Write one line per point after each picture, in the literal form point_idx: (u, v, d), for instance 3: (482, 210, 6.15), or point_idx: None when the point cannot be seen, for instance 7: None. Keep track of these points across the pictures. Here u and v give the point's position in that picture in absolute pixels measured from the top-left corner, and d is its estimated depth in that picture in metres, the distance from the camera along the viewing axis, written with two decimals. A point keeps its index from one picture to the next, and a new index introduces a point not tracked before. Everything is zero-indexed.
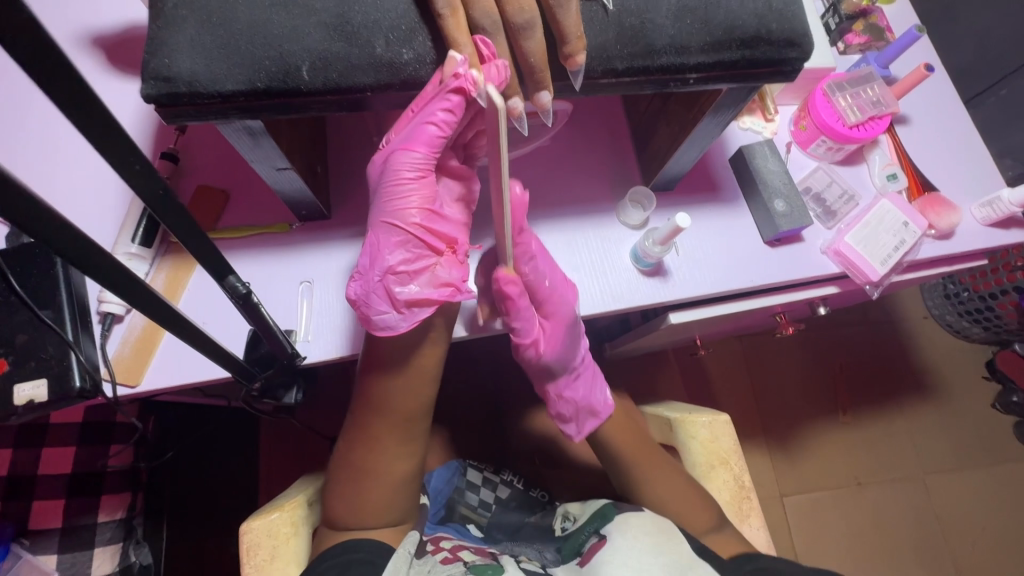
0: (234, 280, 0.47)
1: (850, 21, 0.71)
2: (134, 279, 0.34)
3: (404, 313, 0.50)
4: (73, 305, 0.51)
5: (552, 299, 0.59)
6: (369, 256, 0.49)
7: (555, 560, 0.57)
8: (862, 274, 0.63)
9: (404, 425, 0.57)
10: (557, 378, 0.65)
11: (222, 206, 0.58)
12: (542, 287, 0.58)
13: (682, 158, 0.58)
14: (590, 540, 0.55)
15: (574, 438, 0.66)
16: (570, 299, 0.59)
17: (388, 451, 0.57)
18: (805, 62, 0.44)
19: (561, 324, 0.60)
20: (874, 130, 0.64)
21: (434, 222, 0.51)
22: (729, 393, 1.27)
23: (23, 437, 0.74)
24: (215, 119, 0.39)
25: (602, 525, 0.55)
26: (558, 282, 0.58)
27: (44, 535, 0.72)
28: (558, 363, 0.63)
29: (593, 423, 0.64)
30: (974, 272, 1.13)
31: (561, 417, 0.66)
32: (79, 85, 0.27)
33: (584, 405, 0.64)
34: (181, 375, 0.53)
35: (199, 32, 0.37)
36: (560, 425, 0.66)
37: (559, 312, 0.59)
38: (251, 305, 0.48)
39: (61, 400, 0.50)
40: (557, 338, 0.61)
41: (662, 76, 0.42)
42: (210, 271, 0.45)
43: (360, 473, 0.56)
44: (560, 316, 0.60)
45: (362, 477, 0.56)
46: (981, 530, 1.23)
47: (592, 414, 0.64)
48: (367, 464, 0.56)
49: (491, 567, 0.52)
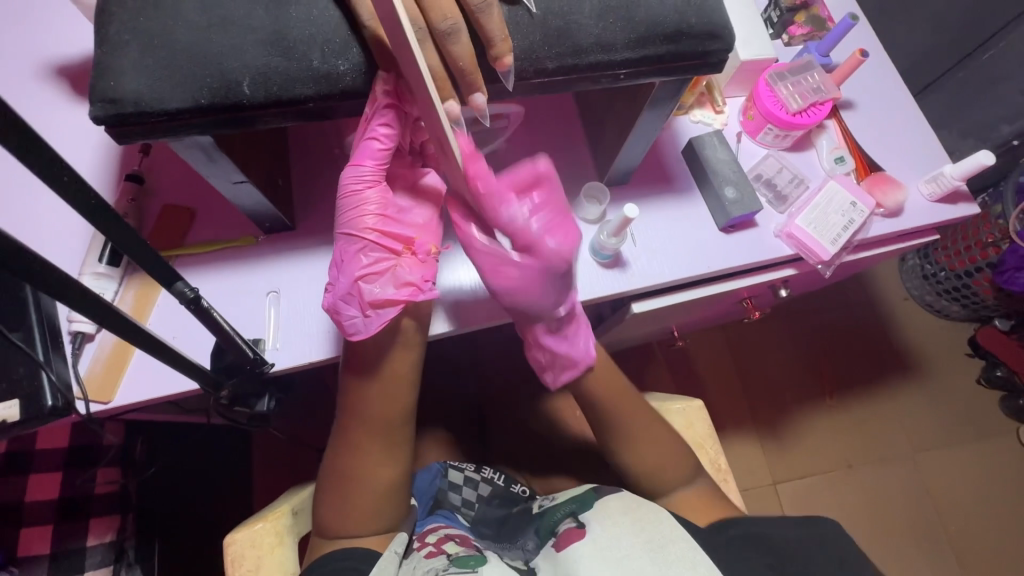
0: (181, 286, 0.47)
1: (790, 13, 0.74)
2: (105, 307, 0.37)
3: (369, 314, 0.52)
4: (43, 326, 0.53)
5: (542, 241, 0.53)
6: (337, 269, 0.53)
7: (535, 547, 0.60)
8: (814, 255, 0.66)
9: (378, 427, 0.59)
10: (539, 325, 0.59)
11: (188, 224, 0.60)
12: (526, 230, 0.52)
13: (631, 152, 0.60)
14: (567, 521, 0.58)
15: (550, 387, 0.63)
16: (565, 244, 0.53)
17: (367, 457, 0.59)
18: (728, 54, 0.46)
19: (559, 206, 0.55)
20: (816, 115, 0.67)
21: (388, 226, 0.53)
22: (711, 382, 1.29)
23: (8, 466, 0.76)
24: (165, 135, 0.41)
25: (581, 509, 0.58)
26: (547, 225, 0.53)
27: (34, 562, 0.74)
28: (539, 312, 0.57)
29: (570, 373, 0.61)
30: (950, 251, 1.17)
31: (539, 366, 0.63)
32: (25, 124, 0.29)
33: (563, 358, 0.61)
34: (152, 390, 0.54)
35: (143, 55, 0.39)
36: (537, 373, 0.63)
37: (548, 241, 0.53)
38: (201, 309, 0.48)
39: (33, 420, 0.51)
40: (536, 283, 0.54)
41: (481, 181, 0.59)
42: (157, 279, 0.45)
43: (345, 479, 0.59)
44: (553, 265, 0.53)
45: (348, 482, 0.59)
46: (973, 504, 1.25)
47: (570, 364, 0.61)
48: (350, 470, 0.59)
49: (473, 557, 0.56)
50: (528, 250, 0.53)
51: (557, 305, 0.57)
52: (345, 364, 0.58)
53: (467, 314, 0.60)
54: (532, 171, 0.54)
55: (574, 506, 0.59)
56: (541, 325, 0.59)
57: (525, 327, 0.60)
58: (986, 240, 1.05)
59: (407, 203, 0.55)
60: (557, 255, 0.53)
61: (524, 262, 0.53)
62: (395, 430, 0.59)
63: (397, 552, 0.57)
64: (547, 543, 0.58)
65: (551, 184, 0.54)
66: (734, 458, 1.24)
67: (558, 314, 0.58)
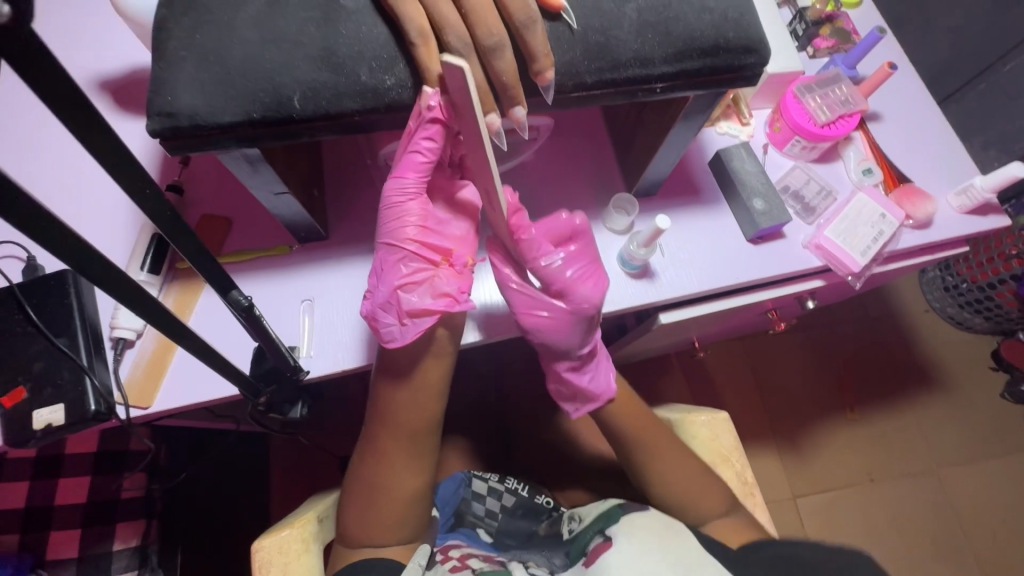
0: (236, 294, 0.49)
1: (816, 26, 0.75)
2: (164, 314, 0.39)
3: (407, 324, 0.53)
4: (86, 332, 0.54)
5: (574, 288, 0.57)
6: (376, 277, 0.54)
7: (563, 564, 0.59)
8: (843, 266, 0.65)
9: (408, 436, 0.59)
10: (561, 362, 0.62)
11: (225, 234, 0.61)
12: (561, 276, 0.56)
13: (660, 163, 0.60)
14: (595, 538, 0.57)
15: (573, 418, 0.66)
16: (595, 292, 0.56)
17: (397, 467, 0.60)
18: (764, 67, 0.47)
19: (592, 257, 0.58)
20: (845, 127, 0.67)
21: (428, 237, 0.54)
22: (730, 393, 1.28)
23: (39, 469, 0.78)
24: (216, 147, 0.42)
25: (608, 525, 0.58)
26: (581, 272, 0.57)
27: (62, 565, 0.75)
28: (566, 351, 0.61)
29: (592, 407, 0.64)
30: (972, 263, 1.16)
31: (563, 397, 0.66)
32: (96, 139, 0.30)
33: (584, 393, 0.64)
34: (190, 396, 0.55)
35: (198, 71, 0.40)
36: (559, 403, 0.66)
37: (580, 291, 0.56)
38: (254, 318, 0.50)
39: (76, 424, 0.52)
40: (565, 326, 0.58)
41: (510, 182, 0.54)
42: (214, 286, 0.48)
43: (374, 487, 0.59)
44: (580, 308, 0.57)
45: (375, 490, 0.59)
46: (1000, 523, 1.22)
47: (592, 399, 0.64)
48: (378, 479, 0.59)
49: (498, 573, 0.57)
50: (562, 295, 0.57)
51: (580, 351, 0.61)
52: (377, 372, 0.58)
53: (497, 324, 0.61)
54: (569, 225, 0.58)
55: (600, 522, 0.59)
56: (563, 362, 0.62)
57: (550, 363, 0.63)
58: (1009, 252, 1.04)
59: (447, 216, 0.56)
60: (588, 303, 0.56)
61: (557, 307, 0.57)
62: (423, 438, 0.60)
63: (420, 564, 0.57)
64: (577, 563, 0.57)
65: (581, 242, 0.58)
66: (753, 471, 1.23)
67: (581, 352, 0.61)
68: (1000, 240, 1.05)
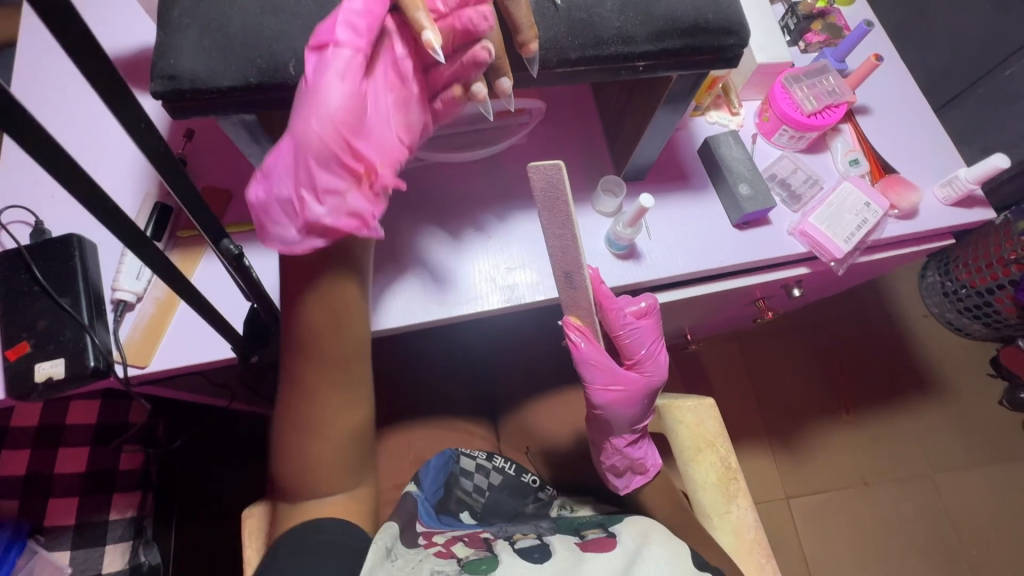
0: (226, 244, 0.49)
1: (807, 21, 0.76)
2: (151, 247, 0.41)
3: (300, 231, 0.44)
4: (88, 293, 0.56)
5: (645, 364, 0.65)
6: (277, 162, 0.44)
7: (550, 527, 0.63)
8: (827, 252, 0.66)
9: (348, 365, 0.52)
10: (618, 437, 0.65)
11: (225, 205, 0.63)
12: (638, 352, 0.65)
13: (648, 146, 0.62)
14: (597, 531, 0.60)
15: (620, 492, 0.67)
16: (660, 366, 0.65)
17: (333, 403, 0.51)
18: (743, 48, 0.49)
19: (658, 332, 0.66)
20: (831, 117, 0.68)
21: (352, 138, 0.44)
22: (724, 390, 1.29)
23: (41, 439, 0.80)
24: (215, 112, 0.44)
25: (612, 523, 0.61)
26: (651, 348, 0.65)
27: (58, 532, 0.77)
28: (624, 428, 0.65)
29: (641, 479, 0.68)
30: (972, 268, 1.14)
31: (615, 473, 0.67)
32: None
33: (637, 464, 0.67)
34: (187, 357, 0.57)
35: (200, 38, 0.43)
36: (610, 477, 0.67)
37: (651, 364, 0.65)
38: (244, 268, 0.51)
39: (76, 379, 0.54)
40: (635, 397, 0.63)
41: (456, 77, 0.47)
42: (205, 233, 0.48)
43: (307, 428, 0.51)
44: (652, 382, 0.64)
45: (310, 433, 0.51)
46: (993, 527, 1.22)
47: (640, 472, 0.68)
48: (313, 419, 0.51)
49: (483, 560, 0.53)
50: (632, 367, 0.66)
51: (637, 425, 0.66)
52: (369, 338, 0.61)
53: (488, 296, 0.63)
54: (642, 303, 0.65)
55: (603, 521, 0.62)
56: (621, 437, 0.65)
57: (603, 438, 0.66)
58: (1008, 256, 1.01)
59: (377, 118, 0.46)
60: (652, 374, 0.65)
61: (630, 380, 0.63)
62: (357, 365, 0.52)
63: (385, 546, 0.50)
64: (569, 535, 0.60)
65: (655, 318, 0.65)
66: (746, 470, 1.23)
67: (635, 427, 0.66)
68: (1000, 248, 1.03)
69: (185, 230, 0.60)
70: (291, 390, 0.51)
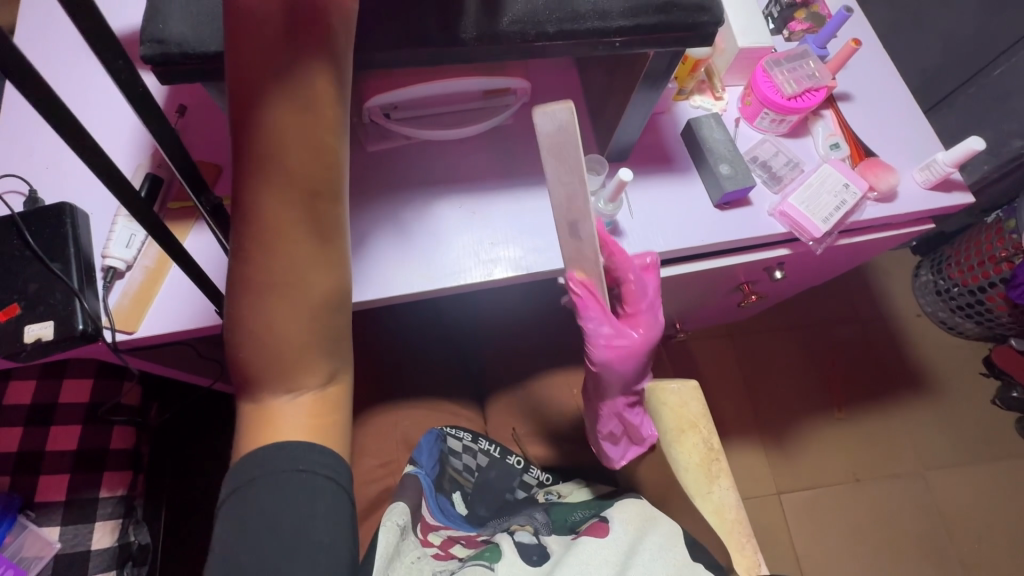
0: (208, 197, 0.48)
1: (790, 10, 0.78)
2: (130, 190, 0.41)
3: None
4: (79, 260, 0.58)
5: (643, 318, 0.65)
6: None
7: (545, 522, 0.62)
8: (806, 232, 0.68)
9: (319, 197, 0.38)
10: (616, 399, 0.66)
11: (215, 179, 0.64)
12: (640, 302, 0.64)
13: (630, 125, 0.63)
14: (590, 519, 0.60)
15: (615, 466, 0.67)
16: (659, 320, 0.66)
17: (299, 252, 0.39)
18: (717, 25, 0.50)
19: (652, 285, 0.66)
20: (811, 100, 0.70)
21: None
22: (714, 384, 1.29)
23: (34, 416, 0.81)
24: (202, 76, 0.46)
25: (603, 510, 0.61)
26: (652, 303, 0.65)
27: (49, 508, 0.78)
28: (623, 387, 0.66)
29: (635, 450, 0.67)
30: (965, 267, 1.17)
31: (611, 440, 0.67)
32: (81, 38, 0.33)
33: (636, 431, 0.66)
34: (174, 323, 0.58)
35: (189, 4, 0.45)
36: (606, 444, 0.68)
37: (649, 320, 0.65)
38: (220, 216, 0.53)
39: (65, 341, 0.56)
40: (636, 356, 0.64)
41: (435, 47, 0.48)
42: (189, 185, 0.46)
43: (272, 285, 0.39)
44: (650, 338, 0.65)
45: (274, 292, 0.39)
46: (983, 525, 1.22)
47: (637, 442, 0.66)
48: (278, 274, 0.39)
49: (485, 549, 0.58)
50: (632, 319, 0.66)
51: (634, 387, 0.67)
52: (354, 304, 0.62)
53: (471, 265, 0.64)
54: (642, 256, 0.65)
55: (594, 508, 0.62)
56: (622, 400, 0.66)
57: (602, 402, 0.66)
58: (1000, 255, 1.07)
59: None
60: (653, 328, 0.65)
61: (633, 338, 0.63)
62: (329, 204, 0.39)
63: (398, 525, 0.58)
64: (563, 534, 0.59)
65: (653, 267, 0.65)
66: (737, 464, 1.23)
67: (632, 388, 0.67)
68: (993, 246, 1.07)
69: (176, 202, 0.62)
70: (245, 226, 0.38)
